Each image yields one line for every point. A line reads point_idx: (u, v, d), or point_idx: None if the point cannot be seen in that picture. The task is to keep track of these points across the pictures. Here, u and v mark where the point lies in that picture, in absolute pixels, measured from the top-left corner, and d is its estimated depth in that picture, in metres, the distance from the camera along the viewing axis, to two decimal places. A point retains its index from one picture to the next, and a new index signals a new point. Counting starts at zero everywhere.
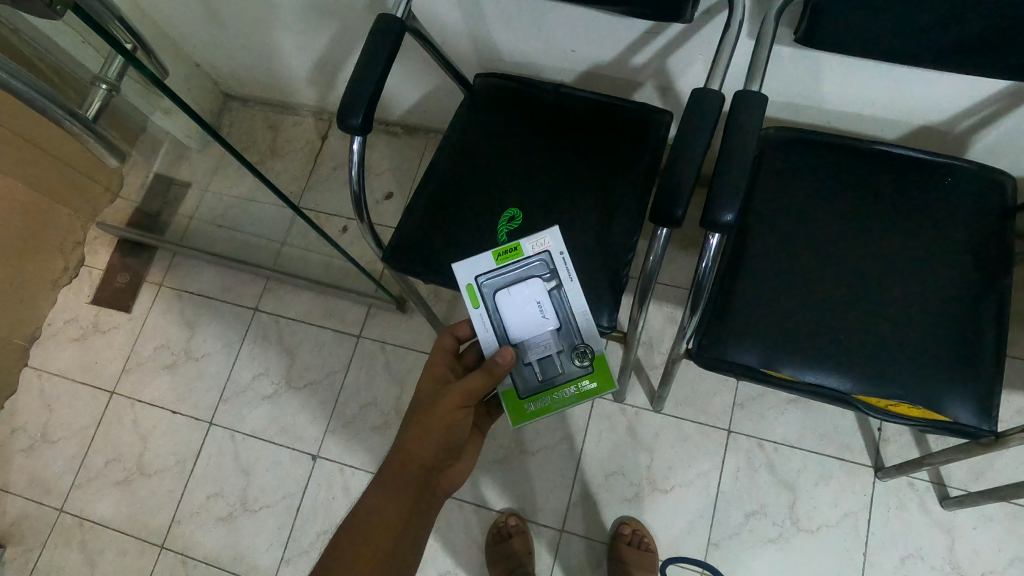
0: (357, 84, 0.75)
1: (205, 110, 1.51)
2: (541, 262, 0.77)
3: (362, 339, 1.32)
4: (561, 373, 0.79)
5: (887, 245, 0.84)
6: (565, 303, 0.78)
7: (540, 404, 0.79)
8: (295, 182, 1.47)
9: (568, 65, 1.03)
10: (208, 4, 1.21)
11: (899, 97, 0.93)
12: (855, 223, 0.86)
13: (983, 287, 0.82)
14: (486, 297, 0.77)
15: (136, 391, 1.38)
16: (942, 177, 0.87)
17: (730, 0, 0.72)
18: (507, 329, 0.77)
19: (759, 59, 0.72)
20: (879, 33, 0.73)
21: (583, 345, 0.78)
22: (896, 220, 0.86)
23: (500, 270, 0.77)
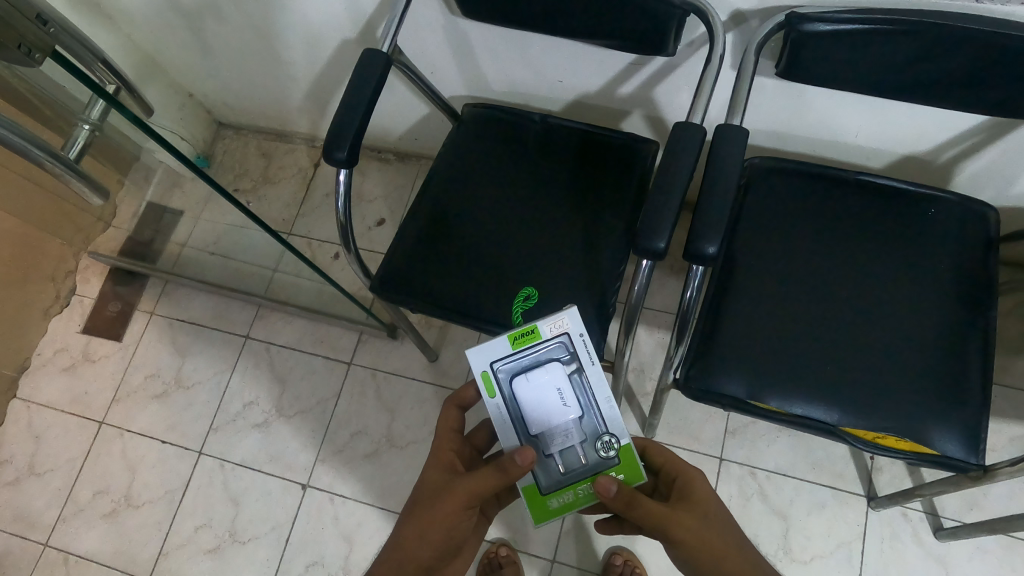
0: (343, 118, 0.76)
1: (198, 138, 1.52)
2: (561, 347, 0.72)
3: (352, 366, 1.31)
4: (584, 464, 0.73)
5: (872, 275, 0.85)
6: (589, 388, 0.72)
7: (565, 500, 0.73)
8: (288, 209, 1.47)
9: (555, 94, 1.04)
10: (202, 36, 1.22)
11: (883, 128, 0.94)
12: (841, 254, 0.86)
13: (968, 318, 0.82)
14: (502, 386, 0.72)
15: (126, 421, 1.37)
16: (926, 208, 0.88)
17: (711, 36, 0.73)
18: (526, 417, 0.72)
19: (741, 93, 0.72)
20: (860, 66, 0.74)
21: (608, 436, 0.72)
22: (881, 251, 0.86)
23: (517, 356, 0.72)
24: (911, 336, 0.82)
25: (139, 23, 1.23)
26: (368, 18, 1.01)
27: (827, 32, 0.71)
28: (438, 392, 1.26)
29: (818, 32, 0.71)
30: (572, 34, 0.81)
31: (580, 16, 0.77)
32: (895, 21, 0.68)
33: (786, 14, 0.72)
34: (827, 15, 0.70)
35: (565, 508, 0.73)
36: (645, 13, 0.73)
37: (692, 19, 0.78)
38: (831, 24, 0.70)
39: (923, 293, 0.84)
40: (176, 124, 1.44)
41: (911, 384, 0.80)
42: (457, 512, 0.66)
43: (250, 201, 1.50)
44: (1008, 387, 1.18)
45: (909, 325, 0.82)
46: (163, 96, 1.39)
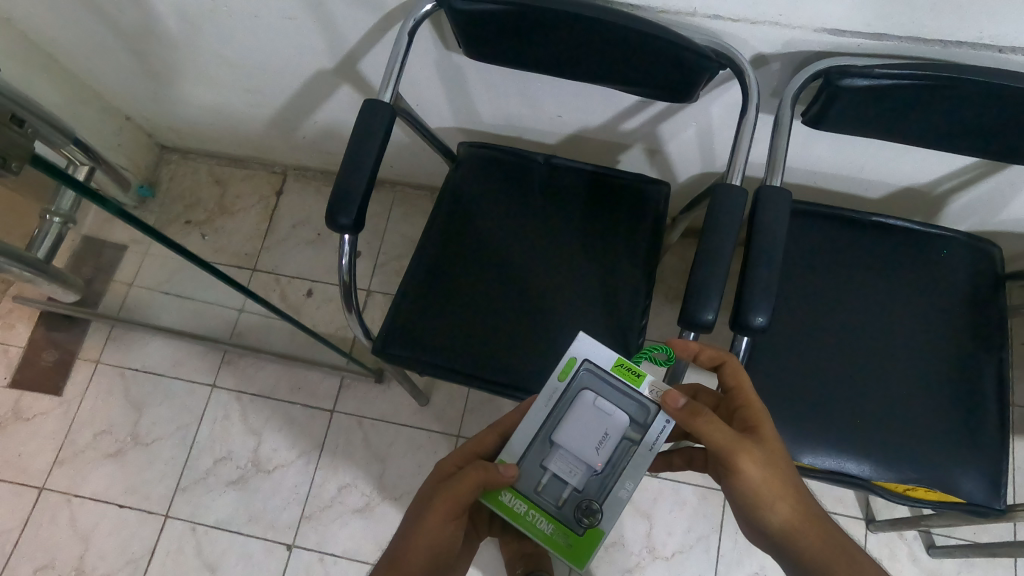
0: (347, 178, 0.68)
1: (140, 164, 1.38)
2: (650, 413, 0.65)
3: (336, 414, 1.22)
4: (556, 507, 0.64)
5: (890, 318, 0.85)
6: (630, 467, 0.64)
7: (523, 505, 0.64)
8: (250, 242, 1.35)
9: (553, 130, 0.99)
10: (142, 57, 1.08)
11: (887, 164, 0.93)
12: (858, 296, 0.86)
13: (983, 359, 0.83)
14: (571, 385, 0.67)
15: (73, 484, 1.24)
16: (938, 250, 0.87)
17: (744, 91, 0.70)
18: (562, 422, 0.66)
19: (779, 150, 0.69)
20: (884, 119, 0.72)
21: (597, 508, 0.64)
22: (896, 291, 0.86)
23: (607, 377, 0.66)
24: (930, 380, 0.82)
25: (69, 46, 1.08)
26: (350, 49, 0.92)
27: (865, 88, 0.67)
28: (433, 437, 1.19)
29: (856, 88, 0.67)
30: (588, 77, 0.76)
31: (599, 64, 0.73)
32: (931, 75, 0.66)
33: (823, 65, 0.68)
34: (867, 72, 0.66)
35: (509, 511, 0.63)
36: (678, 61, 0.69)
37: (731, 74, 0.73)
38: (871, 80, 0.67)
39: (941, 336, 0.84)
40: (112, 152, 1.29)
41: (938, 430, 0.80)
42: (443, 522, 0.60)
43: (205, 234, 1.37)
44: None
45: (928, 367, 0.83)
46: (97, 124, 1.24)
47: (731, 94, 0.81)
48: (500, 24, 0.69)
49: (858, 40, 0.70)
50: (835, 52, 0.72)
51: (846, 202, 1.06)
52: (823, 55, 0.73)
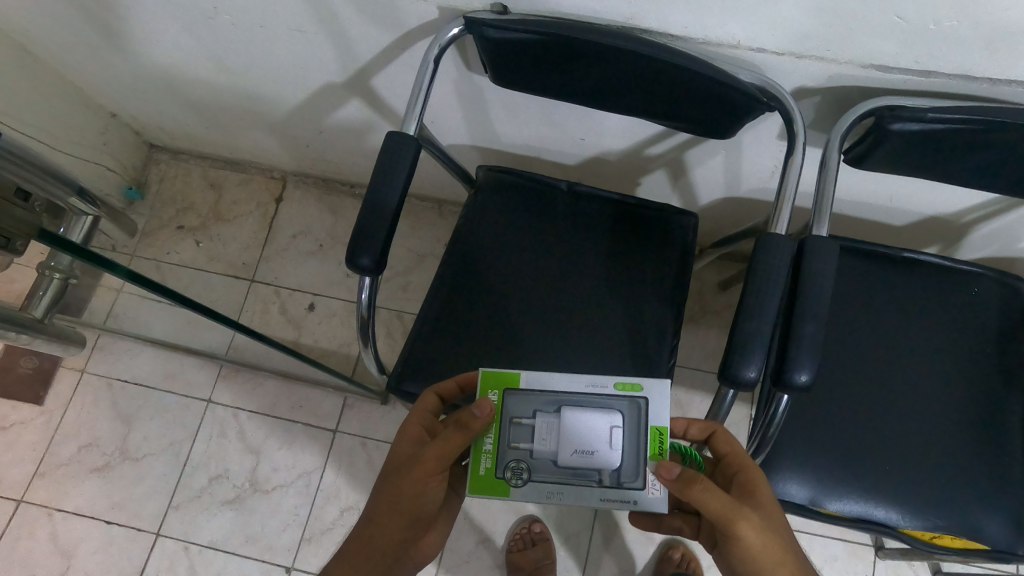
0: (368, 215, 0.64)
1: (128, 165, 1.32)
2: (636, 482, 0.58)
3: (338, 434, 1.18)
4: (507, 446, 0.60)
5: (919, 358, 0.83)
6: (574, 489, 0.59)
7: (496, 413, 0.61)
8: (248, 251, 1.30)
9: (573, 151, 0.95)
10: (132, 57, 1.03)
11: (916, 195, 0.90)
12: (885, 334, 0.84)
13: (1011, 402, 0.81)
14: (614, 396, 0.60)
15: (55, 499, 1.19)
16: (970, 288, 0.85)
17: (790, 132, 0.66)
18: (575, 415, 0.59)
19: (827, 195, 0.66)
20: (930, 160, 0.69)
21: (526, 476, 0.59)
22: (925, 328, 0.84)
23: (639, 427, 0.59)
24: (959, 423, 0.80)
25: (52, 41, 1.02)
26: (363, 63, 0.87)
27: (915, 130, 0.65)
28: None
29: (904, 130, 0.65)
30: (619, 105, 0.72)
31: (633, 94, 0.70)
32: (986, 120, 0.63)
33: (873, 105, 0.65)
34: (915, 115, 0.64)
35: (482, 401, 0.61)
36: (718, 98, 0.66)
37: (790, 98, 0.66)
38: (920, 123, 0.64)
39: (969, 378, 0.82)
40: (97, 152, 1.23)
41: (967, 475, 0.78)
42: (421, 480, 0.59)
43: (200, 241, 1.32)
44: None
45: (956, 409, 0.81)
46: (82, 124, 1.18)
47: (772, 124, 0.77)
48: (532, 49, 0.66)
49: (906, 77, 0.67)
50: (879, 88, 0.69)
51: (867, 226, 1.04)
52: (866, 92, 0.70)
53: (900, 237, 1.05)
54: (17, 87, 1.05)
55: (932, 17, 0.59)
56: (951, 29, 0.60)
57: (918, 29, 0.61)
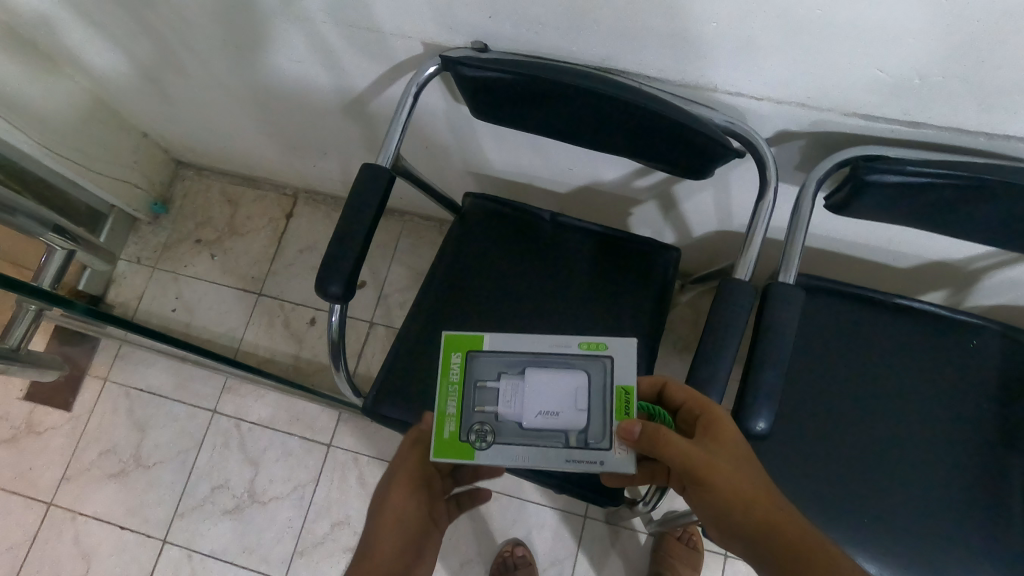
0: (339, 246, 0.66)
1: (155, 180, 1.38)
2: (604, 443, 0.55)
3: (333, 449, 1.21)
4: (473, 410, 0.57)
5: (910, 408, 0.80)
6: (540, 451, 0.55)
7: (459, 375, 0.59)
8: (258, 265, 1.34)
9: (563, 181, 0.96)
10: (158, 83, 1.08)
11: (915, 240, 0.88)
12: (876, 382, 0.81)
13: (1008, 460, 0.78)
14: (579, 358, 0.57)
15: (77, 502, 1.25)
16: (967, 340, 0.82)
17: (761, 181, 0.66)
18: (540, 373, 0.57)
19: (795, 244, 0.66)
20: (914, 211, 0.67)
21: (490, 438, 0.56)
22: (920, 379, 0.81)
23: (608, 390, 0.56)
24: (949, 478, 0.77)
25: (95, 68, 1.06)
26: (360, 93, 0.90)
27: (895, 182, 0.63)
28: None
29: (887, 182, 0.63)
30: (603, 145, 0.73)
31: (609, 134, 0.70)
32: (969, 175, 0.61)
33: (850, 155, 0.65)
34: (897, 168, 0.62)
35: (445, 364, 0.59)
36: (691, 143, 0.66)
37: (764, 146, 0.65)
38: (901, 176, 0.62)
39: (962, 431, 0.79)
40: (127, 171, 1.29)
41: (956, 534, 0.75)
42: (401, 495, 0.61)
43: (214, 254, 1.37)
44: None
45: (947, 464, 0.78)
46: (115, 144, 1.23)
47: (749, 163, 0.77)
48: (510, 88, 0.67)
49: (891, 127, 0.66)
50: (863, 136, 0.68)
51: (872, 267, 1.01)
52: (850, 139, 0.69)
53: (907, 281, 1.02)
54: (59, 111, 1.10)
55: (915, 71, 0.58)
56: (934, 83, 0.59)
57: (902, 82, 0.60)
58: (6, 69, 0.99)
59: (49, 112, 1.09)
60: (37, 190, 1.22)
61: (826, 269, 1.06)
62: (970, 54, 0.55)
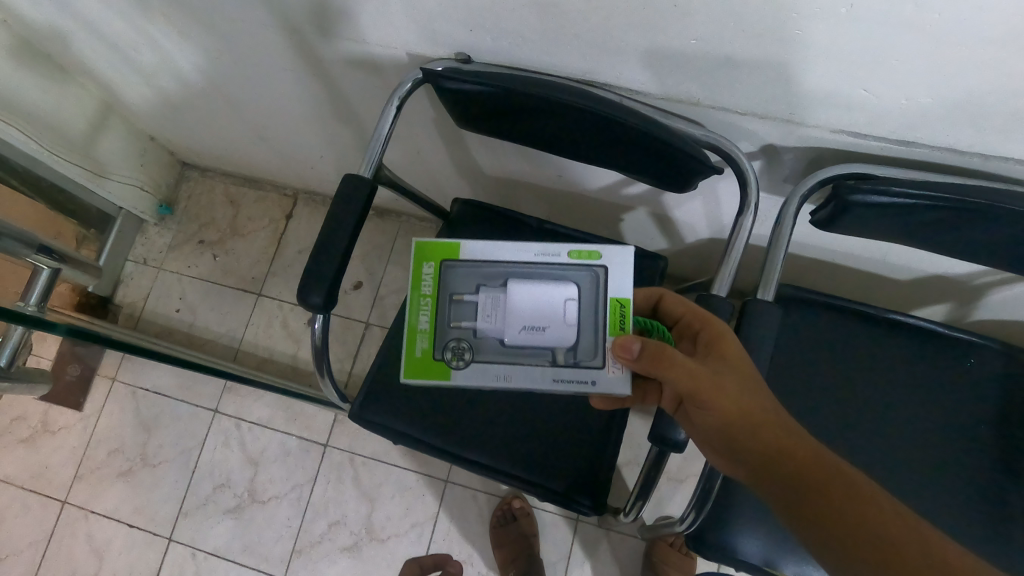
0: (318, 259, 0.66)
1: (162, 183, 1.40)
2: (595, 359, 0.57)
3: (329, 449, 1.22)
4: (452, 324, 0.60)
5: (901, 423, 0.78)
6: (524, 369, 0.58)
7: (432, 290, 0.60)
8: (258, 266, 1.36)
9: (554, 187, 0.97)
10: (161, 90, 1.09)
11: (911, 253, 0.87)
12: (869, 395, 0.79)
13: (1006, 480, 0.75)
14: (571, 268, 0.59)
15: (89, 500, 1.28)
16: (965, 358, 0.79)
17: (742, 197, 0.66)
18: (524, 286, 0.58)
19: (774, 261, 0.67)
20: (903, 229, 0.66)
21: (469, 354, 0.58)
22: (914, 395, 0.79)
23: (598, 304, 0.58)
24: (939, 496, 0.75)
25: (103, 76, 1.08)
26: (351, 99, 0.91)
27: (880, 203, 0.62)
28: (421, 481, 1.18)
29: (873, 204, 0.62)
30: (589, 157, 0.72)
31: (591, 147, 0.70)
32: (956, 200, 0.60)
33: (834, 173, 0.64)
34: (884, 190, 0.61)
35: (417, 274, 0.60)
36: (671, 156, 0.66)
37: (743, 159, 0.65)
38: (888, 198, 0.61)
39: (955, 448, 0.77)
40: (134, 175, 1.31)
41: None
42: None
43: (217, 255, 1.39)
44: None
45: (939, 483, 0.76)
46: (123, 148, 1.25)
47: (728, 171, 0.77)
48: (492, 102, 0.67)
49: (880, 144, 0.64)
50: (852, 153, 0.67)
51: (874, 278, 0.99)
52: (839, 155, 0.68)
53: (910, 293, 1.00)
54: (69, 120, 1.12)
55: (901, 93, 0.57)
56: (922, 105, 0.58)
57: (890, 104, 0.59)
58: (21, 79, 1.01)
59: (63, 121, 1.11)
60: (48, 194, 1.25)
61: (825, 279, 1.04)
62: (957, 79, 0.54)
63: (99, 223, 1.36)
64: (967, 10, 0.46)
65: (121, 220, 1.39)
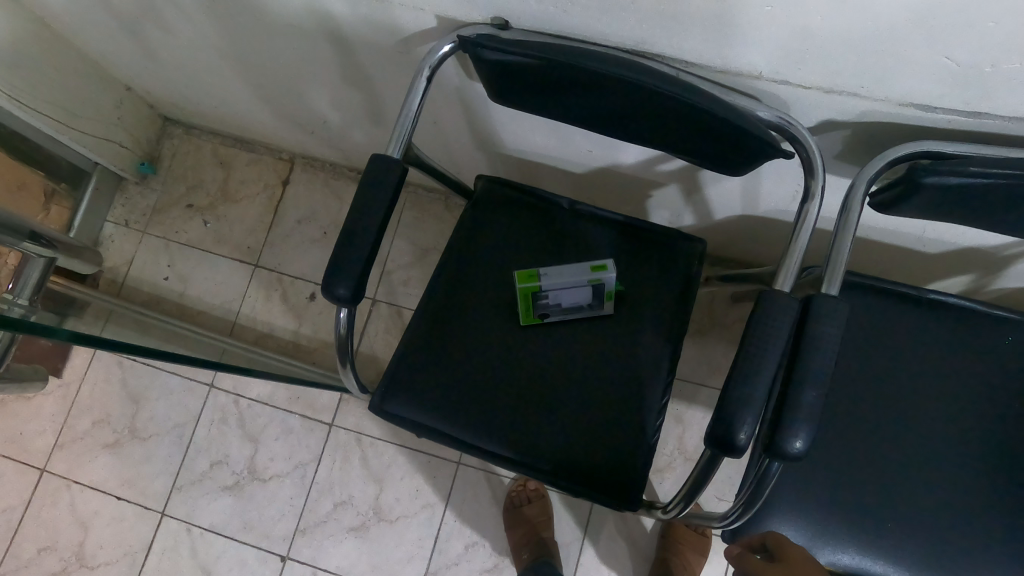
0: (346, 245, 0.60)
1: (142, 139, 1.31)
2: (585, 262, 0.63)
3: (334, 429, 1.18)
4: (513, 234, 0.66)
5: (948, 418, 0.75)
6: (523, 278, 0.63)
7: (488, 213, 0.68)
8: (254, 234, 1.29)
9: (581, 161, 0.91)
10: (139, 37, 1.00)
11: (945, 227, 0.84)
12: (916, 389, 0.76)
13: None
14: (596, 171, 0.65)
15: (72, 470, 1.23)
16: (1004, 335, 0.76)
17: (807, 187, 0.61)
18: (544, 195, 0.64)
19: (840, 255, 0.61)
20: (977, 210, 0.61)
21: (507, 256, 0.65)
22: (962, 389, 0.76)
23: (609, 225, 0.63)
24: (982, 495, 0.73)
25: (69, 15, 0.98)
26: (363, 62, 0.83)
27: (956, 184, 0.57)
28: (432, 463, 1.15)
29: (950, 185, 0.57)
30: (634, 135, 0.67)
31: (640, 124, 0.64)
32: None
33: (906, 152, 0.59)
34: (963, 170, 0.56)
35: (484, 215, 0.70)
36: (731, 138, 0.61)
37: (807, 137, 0.60)
38: (968, 178, 0.57)
39: (1003, 446, 0.74)
40: (111, 129, 1.22)
41: (984, 553, 0.72)
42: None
43: (207, 221, 1.31)
44: None
45: (986, 483, 0.73)
46: (97, 98, 1.16)
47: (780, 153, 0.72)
48: (535, 73, 0.61)
49: (951, 117, 0.60)
50: (919, 128, 0.62)
51: (900, 253, 0.96)
52: (907, 132, 0.64)
53: (935, 265, 0.97)
54: (32, 62, 1.03)
55: (985, 60, 0.53)
56: (1009, 72, 0.53)
57: (970, 71, 0.54)
58: None
59: (18, 62, 1.01)
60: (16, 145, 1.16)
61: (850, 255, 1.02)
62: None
63: (73, 178, 1.27)
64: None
65: (97, 176, 1.29)
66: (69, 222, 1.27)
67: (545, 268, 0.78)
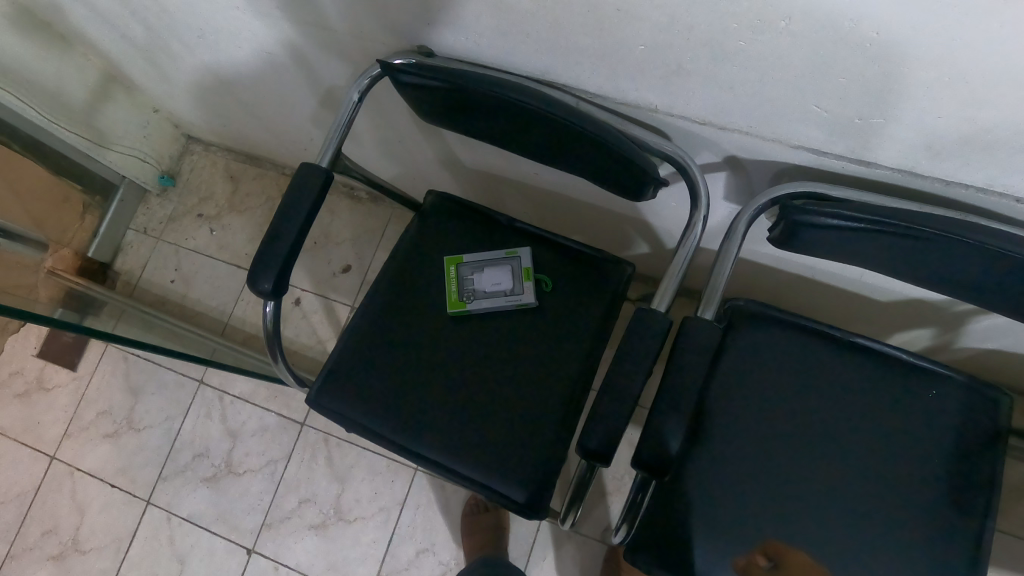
0: (269, 245, 0.67)
1: (165, 155, 1.43)
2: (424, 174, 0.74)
3: (305, 428, 1.25)
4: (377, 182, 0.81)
5: (859, 452, 0.75)
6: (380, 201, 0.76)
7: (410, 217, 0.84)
8: (253, 243, 1.39)
9: (531, 183, 0.96)
10: (156, 68, 1.12)
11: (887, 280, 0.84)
12: (828, 425, 0.76)
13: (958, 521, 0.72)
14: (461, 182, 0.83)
15: (76, 458, 1.33)
16: (929, 389, 0.76)
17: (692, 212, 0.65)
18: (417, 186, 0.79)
19: (717, 281, 0.67)
20: (863, 253, 0.62)
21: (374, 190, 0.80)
22: (876, 426, 0.75)
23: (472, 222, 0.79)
24: (887, 533, 0.72)
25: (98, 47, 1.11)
26: (330, 86, 0.91)
27: (833, 224, 0.59)
28: (392, 466, 1.19)
29: (826, 225, 0.60)
30: (549, 159, 0.71)
31: (551, 150, 0.69)
32: (912, 222, 0.57)
33: (784, 190, 0.62)
34: (837, 211, 0.59)
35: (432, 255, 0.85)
36: (626, 165, 0.65)
37: (692, 167, 0.65)
38: (842, 220, 0.59)
39: (914, 484, 0.73)
40: (136, 145, 1.34)
41: None
42: None
43: (213, 229, 1.42)
44: (1007, 536, 1.07)
45: (894, 520, 0.72)
46: (125, 118, 1.28)
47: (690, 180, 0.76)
48: (447, 97, 0.67)
49: (841, 163, 0.62)
50: (814, 170, 0.64)
51: (854, 299, 0.95)
52: (805, 173, 0.65)
53: (890, 316, 0.96)
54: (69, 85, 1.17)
55: (855, 112, 0.55)
56: (875, 122, 0.55)
57: (843, 121, 0.57)
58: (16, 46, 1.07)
59: (56, 85, 1.16)
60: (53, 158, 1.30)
61: (805, 297, 1.01)
62: (915, 94, 0.51)
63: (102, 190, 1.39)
64: (900, 25, 0.45)
65: (124, 189, 1.42)
66: (95, 227, 1.40)
67: (471, 252, 0.86)
